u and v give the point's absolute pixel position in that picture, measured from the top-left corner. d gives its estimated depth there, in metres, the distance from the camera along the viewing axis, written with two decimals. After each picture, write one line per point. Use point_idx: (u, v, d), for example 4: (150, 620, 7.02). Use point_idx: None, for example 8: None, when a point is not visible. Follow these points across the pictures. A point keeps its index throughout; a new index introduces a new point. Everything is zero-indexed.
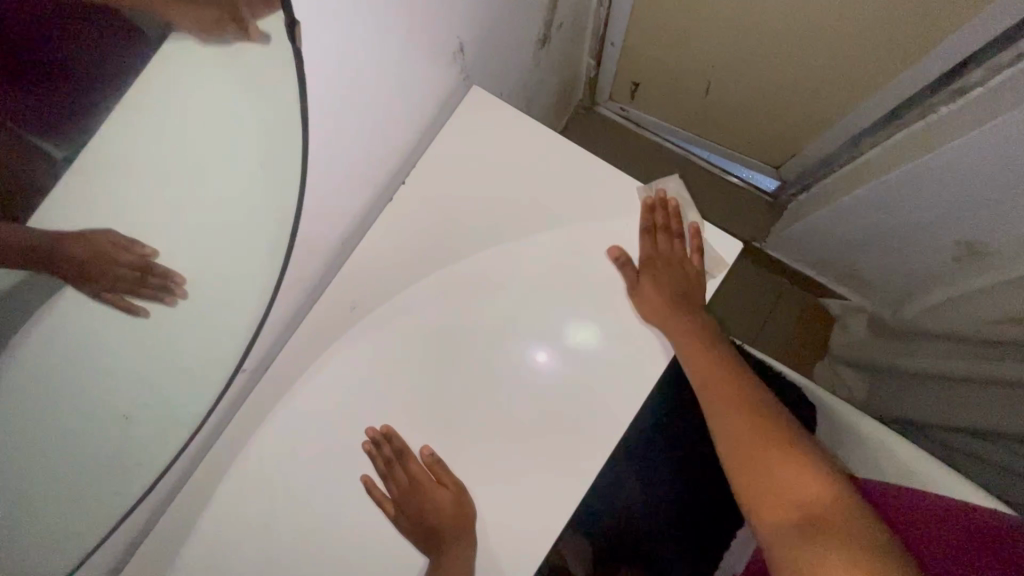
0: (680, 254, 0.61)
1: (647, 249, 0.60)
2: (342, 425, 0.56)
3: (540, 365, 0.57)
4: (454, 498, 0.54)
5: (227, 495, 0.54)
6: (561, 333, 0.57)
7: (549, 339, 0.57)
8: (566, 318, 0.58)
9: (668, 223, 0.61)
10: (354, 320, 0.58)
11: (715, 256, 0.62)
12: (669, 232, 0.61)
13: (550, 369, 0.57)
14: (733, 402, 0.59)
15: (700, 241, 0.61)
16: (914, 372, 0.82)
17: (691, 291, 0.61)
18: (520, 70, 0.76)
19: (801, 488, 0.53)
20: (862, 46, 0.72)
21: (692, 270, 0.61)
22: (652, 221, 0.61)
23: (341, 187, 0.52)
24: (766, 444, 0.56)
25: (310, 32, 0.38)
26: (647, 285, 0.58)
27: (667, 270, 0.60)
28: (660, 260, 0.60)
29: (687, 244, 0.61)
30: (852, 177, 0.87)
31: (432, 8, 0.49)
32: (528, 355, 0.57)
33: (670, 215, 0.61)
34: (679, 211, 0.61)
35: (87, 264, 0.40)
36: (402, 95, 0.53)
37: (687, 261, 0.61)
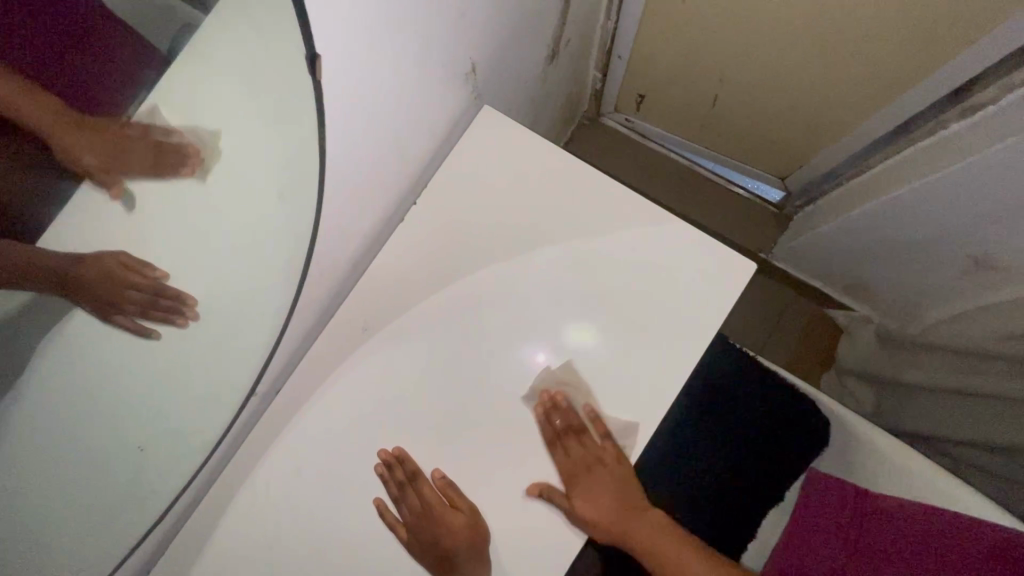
0: (591, 453, 0.56)
1: (563, 468, 0.55)
2: (354, 447, 0.56)
3: (539, 365, 0.57)
4: (468, 521, 0.53)
5: (237, 519, 0.53)
6: (562, 333, 0.58)
7: (546, 338, 0.58)
8: (567, 318, 0.58)
9: (570, 424, 0.56)
10: (365, 340, 0.57)
11: (624, 424, 0.56)
12: (575, 433, 0.56)
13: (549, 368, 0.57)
14: (677, 563, 0.61)
15: (605, 424, 0.56)
16: (918, 385, 0.83)
17: (618, 481, 0.58)
18: (529, 85, 0.76)
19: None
20: (870, 61, 0.72)
21: (611, 457, 0.57)
22: (552, 432, 0.56)
23: (355, 207, 0.52)
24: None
25: (329, 62, 0.38)
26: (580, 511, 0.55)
27: (590, 479, 0.56)
28: (580, 470, 0.56)
29: (593, 437, 0.56)
30: (861, 190, 0.87)
31: (446, 30, 0.50)
32: (527, 355, 0.57)
33: (564, 408, 0.56)
34: (572, 396, 0.57)
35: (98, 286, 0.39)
36: (414, 117, 0.53)
37: (600, 454, 0.57)
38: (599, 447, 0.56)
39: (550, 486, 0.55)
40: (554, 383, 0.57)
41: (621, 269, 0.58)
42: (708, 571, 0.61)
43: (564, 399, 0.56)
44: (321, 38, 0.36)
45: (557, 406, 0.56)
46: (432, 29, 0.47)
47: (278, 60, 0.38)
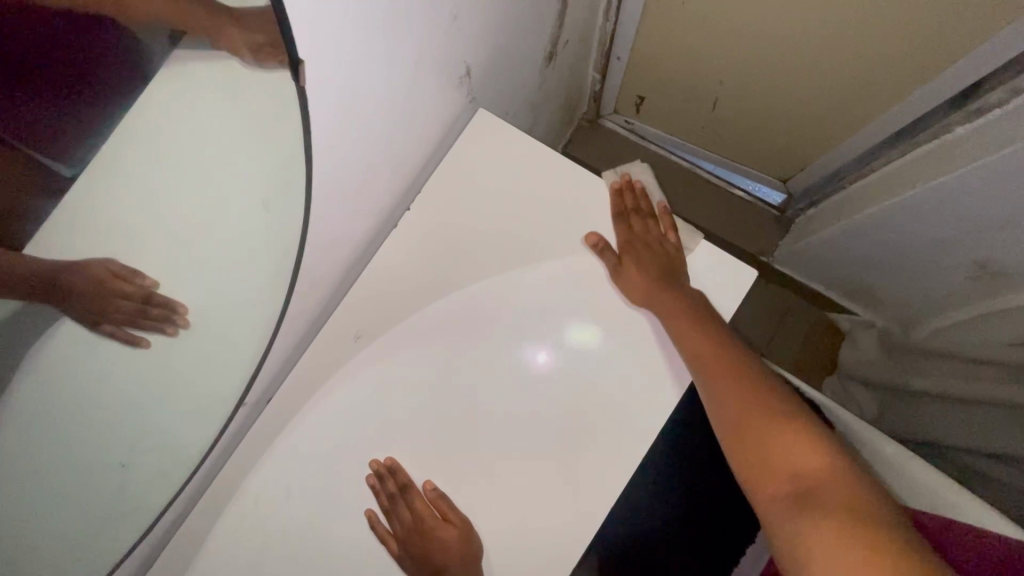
0: (654, 234, 0.60)
1: (622, 233, 0.59)
2: (346, 458, 0.55)
3: (540, 366, 0.56)
4: (461, 534, 0.53)
5: (226, 532, 0.52)
6: (561, 332, 0.57)
7: (548, 337, 0.57)
8: (566, 318, 0.57)
9: (642, 204, 0.62)
10: (358, 349, 0.56)
11: (690, 229, 0.61)
12: (640, 214, 0.61)
13: (551, 368, 0.56)
14: (731, 381, 0.53)
15: (672, 219, 0.61)
16: (922, 392, 0.82)
17: (675, 267, 0.58)
18: (526, 88, 0.75)
19: (797, 463, 0.49)
20: (875, 61, 0.71)
21: (671, 246, 0.60)
22: (624, 205, 0.61)
23: (346, 214, 0.51)
24: (757, 423, 0.51)
25: (314, 70, 0.38)
26: (623, 267, 0.57)
27: (647, 250, 0.59)
28: (636, 240, 0.59)
29: (661, 224, 0.61)
30: (865, 193, 0.85)
31: (439, 34, 0.48)
32: (528, 355, 0.56)
33: (642, 197, 0.63)
34: (647, 197, 0.63)
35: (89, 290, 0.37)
36: (406, 122, 0.52)
37: (662, 240, 0.60)
38: (662, 230, 0.61)
39: (605, 240, 0.58)
40: (640, 178, 0.64)
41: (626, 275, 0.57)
42: (755, 398, 0.53)
43: (638, 188, 0.62)
44: (305, 45, 0.36)
45: (638, 189, 0.62)
46: (424, 34, 0.46)
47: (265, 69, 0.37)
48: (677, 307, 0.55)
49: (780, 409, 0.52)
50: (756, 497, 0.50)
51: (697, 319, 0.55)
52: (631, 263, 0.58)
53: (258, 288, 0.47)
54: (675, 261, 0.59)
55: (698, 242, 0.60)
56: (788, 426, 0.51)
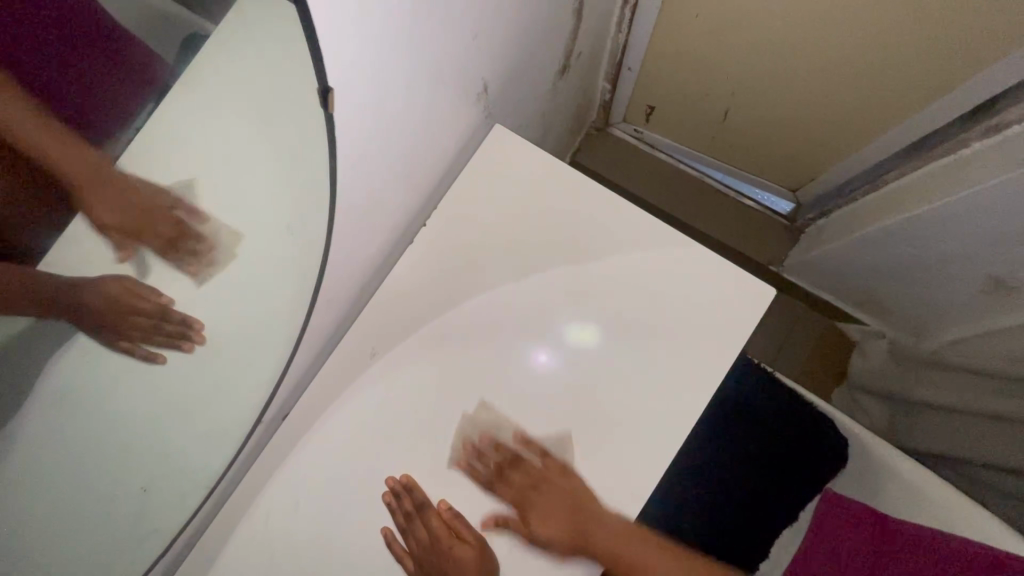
0: (536, 476, 0.55)
1: (510, 497, 0.54)
2: (361, 475, 0.54)
3: (540, 366, 0.56)
4: (479, 554, 0.52)
5: (240, 550, 0.51)
6: (557, 331, 0.57)
7: (546, 337, 0.57)
8: (567, 319, 0.57)
9: (502, 458, 0.55)
10: (373, 366, 0.56)
11: (556, 436, 0.55)
12: (509, 463, 0.55)
13: (551, 369, 0.56)
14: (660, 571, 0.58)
15: (537, 442, 0.55)
16: (931, 404, 0.81)
17: (571, 496, 0.53)
18: (539, 100, 0.74)
19: None
20: (890, 74, 0.71)
21: (554, 474, 0.54)
22: (488, 464, 0.55)
23: (365, 232, 0.51)
24: None
25: (344, 93, 0.37)
26: (537, 535, 0.53)
27: (539, 501, 0.54)
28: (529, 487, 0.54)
29: (531, 457, 0.55)
30: (879, 205, 0.85)
31: (458, 51, 0.48)
32: (528, 355, 0.56)
33: (494, 445, 0.55)
34: (499, 427, 0.56)
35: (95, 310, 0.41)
36: (424, 138, 0.52)
37: (545, 473, 0.54)
38: (540, 466, 0.55)
39: (502, 518, 0.53)
40: (478, 428, 0.55)
41: (629, 276, 0.57)
42: None
43: (487, 433, 0.55)
44: (334, 70, 0.35)
45: (485, 440, 0.55)
46: (445, 51, 0.46)
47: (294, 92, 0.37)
48: (602, 537, 0.53)
49: None
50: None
51: (615, 542, 0.53)
52: (541, 529, 0.53)
53: (276, 308, 0.46)
54: (571, 496, 0.53)
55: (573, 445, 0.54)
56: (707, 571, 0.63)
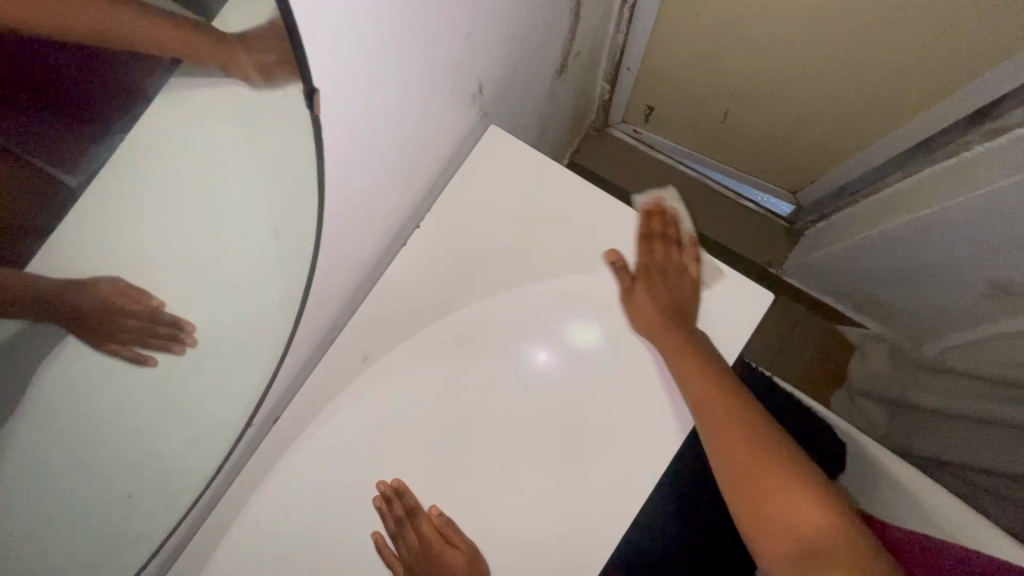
0: (674, 268, 0.58)
1: (645, 257, 0.57)
2: (353, 481, 0.54)
3: (539, 367, 0.55)
4: (469, 561, 0.52)
5: (227, 558, 0.51)
6: (557, 329, 0.56)
7: (544, 335, 0.56)
8: (563, 322, 0.56)
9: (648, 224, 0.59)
10: (365, 369, 0.56)
11: (713, 267, 0.58)
12: (663, 243, 0.59)
13: (549, 371, 0.55)
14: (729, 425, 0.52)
15: (698, 253, 0.59)
16: (932, 409, 0.81)
17: (685, 299, 0.57)
18: (537, 99, 0.73)
19: (798, 523, 0.48)
20: (893, 75, 0.70)
21: (688, 278, 0.57)
22: (649, 227, 0.59)
23: (358, 234, 0.50)
24: (767, 486, 0.50)
25: (330, 95, 0.36)
26: (636, 292, 0.56)
27: (666, 280, 0.57)
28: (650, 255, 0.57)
29: (687, 254, 0.58)
30: (881, 208, 0.84)
31: (452, 51, 0.47)
32: (527, 354, 0.56)
33: (664, 219, 0.60)
34: (677, 222, 0.60)
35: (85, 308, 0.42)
36: (418, 139, 0.51)
37: (683, 271, 0.58)
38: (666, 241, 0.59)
39: (624, 261, 0.57)
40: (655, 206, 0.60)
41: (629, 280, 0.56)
42: (765, 456, 0.51)
43: (671, 216, 0.60)
44: (320, 72, 0.34)
45: (660, 218, 0.60)
46: (438, 51, 0.45)
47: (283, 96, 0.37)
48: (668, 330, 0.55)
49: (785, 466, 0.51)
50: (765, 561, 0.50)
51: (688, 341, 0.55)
52: (648, 291, 0.56)
53: (264, 312, 0.45)
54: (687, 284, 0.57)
55: (716, 283, 0.57)
56: (784, 476, 0.50)
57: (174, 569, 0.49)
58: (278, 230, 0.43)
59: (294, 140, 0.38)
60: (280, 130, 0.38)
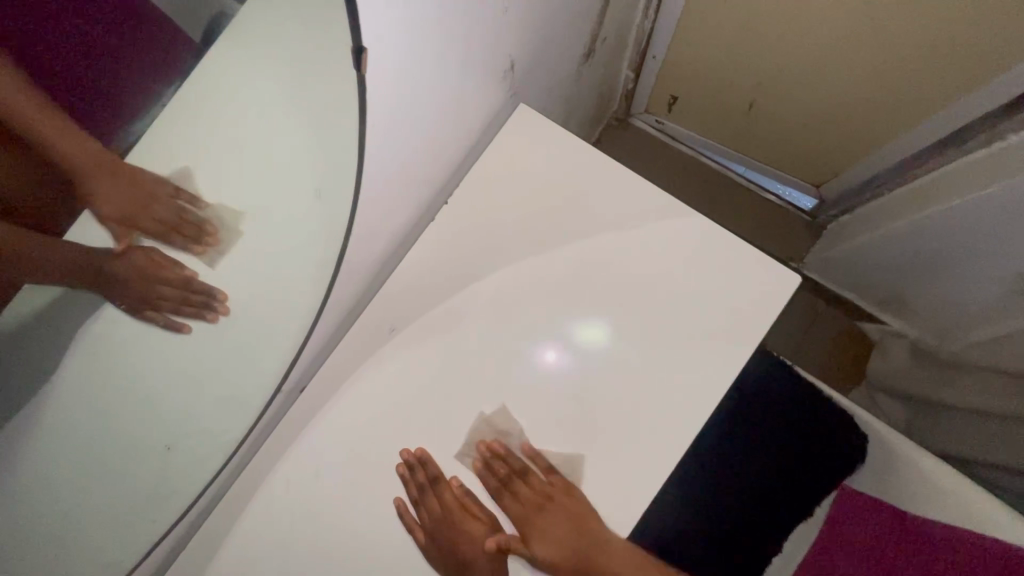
0: (554, 498, 0.54)
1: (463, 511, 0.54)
2: (377, 449, 0.54)
3: (549, 366, 0.56)
4: (489, 529, 0.54)
5: (254, 520, 0.52)
6: (567, 330, 0.56)
7: (553, 336, 0.56)
8: (580, 307, 0.57)
9: (550, 480, 0.54)
10: (391, 341, 0.56)
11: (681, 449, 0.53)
12: (515, 478, 0.55)
13: (561, 367, 0.55)
14: None
15: (547, 463, 0.54)
16: (952, 406, 0.80)
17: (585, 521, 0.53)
18: (563, 84, 0.74)
19: None
20: (923, 62, 0.69)
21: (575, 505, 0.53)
22: (490, 479, 0.55)
23: (388, 207, 0.51)
24: None
25: (376, 57, 0.37)
26: (539, 549, 0.53)
27: (554, 516, 0.53)
28: (542, 512, 0.54)
29: (538, 476, 0.55)
30: (907, 202, 0.83)
31: (488, 25, 0.48)
32: (537, 355, 0.56)
33: (503, 454, 0.55)
34: (508, 445, 0.55)
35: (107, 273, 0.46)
36: (452, 112, 0.51)
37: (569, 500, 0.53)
38: (547, 482, 0.54)
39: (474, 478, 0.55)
40: (492, 429, 0.55)
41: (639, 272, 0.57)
42: None
43: (495, 448, 0.55)
44: (368, 31, 0.35)
45: (494, 454, 0.55)
46: (477, 23, 0.46)
47: (327, 60, 0.38)
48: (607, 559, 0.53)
49: None
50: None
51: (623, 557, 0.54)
52: (539, 543, 0.53)
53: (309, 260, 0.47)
54: (583, 514, 0.53)
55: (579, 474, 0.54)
56: None
57: (202, 530, 0.50)
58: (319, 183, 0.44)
59: (338, 102, 0.39)
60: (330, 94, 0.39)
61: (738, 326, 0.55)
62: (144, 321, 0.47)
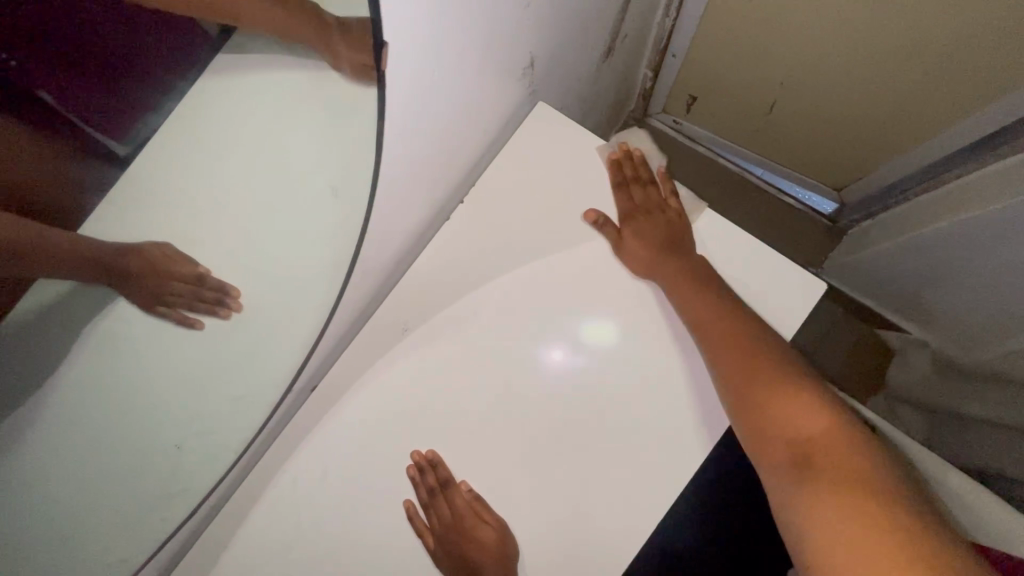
0: (658, 205, 0.58)
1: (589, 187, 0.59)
2: (387, 452, 0.54)
3: (554, 365, 0.55)
4: (498, 538, 0.51)
5: (259, 523, 0.51)
6: (574, 330, 0.55)
7: (560, 335, 0.55)
8: (591, 308, 0.56)
9: (670, 200, 0.59)
10: (403, 341, 0.55)
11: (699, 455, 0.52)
12: (640, 182, 0.59)
13: (569, 366, 0.54)
14: (750, 357, 0.50)
15: (673, 185, 0.60)
16: (977, 418, 0.78)
17: (680, 231, 0.57)
18: (582, 82, 0.73)
19: (798, 427, 0.48)
20: (953, 63, 0.68)
21: (674, 213, 0.58)
22: (624, 173, 0.59)
23: (404, 208, 0.50)
24: (766, 386, 0.49)
25: (398, 55, 0.36)
26: (626, 237, 0.56)
27: (651, 217, 0.57)
28: (644, 213, 0.58)
29: (662, 190, 0.59)
30: (936, 208, 0.81)
31: (510, 20, 0.47)
32: (543, 353, 0.55)
33: (639, 163, 0.60)
34: (647, 162, 0.61)
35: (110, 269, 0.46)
36: (472, 108, 0.51)
37: (670, 209, 0.58)
38: (666, 198, 0.59)
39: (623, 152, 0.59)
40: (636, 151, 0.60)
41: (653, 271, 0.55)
42: (778, 373, 0.50)
43: (638, 156, 0.60)
44: (390, 28, 0.34)
45: (635, 159, 0.60)
46: (500, 19, 0.45)
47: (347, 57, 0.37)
48: (682, 266, 0.54)
49: (791, 383, 0.50)
50: (798, 525, 0.45)
51: (694, 277, 0.54)
52: (632, 235, 0.56)
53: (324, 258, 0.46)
54: (680, 229, 0.57)
55: (698, 209, 0.58)
56: (788, 386, 0.50)
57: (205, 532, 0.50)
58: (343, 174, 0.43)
59: (356, 102, 0.39)
60: (350, 93, 0.38)
61: None
62: (161, 318, 0.47)
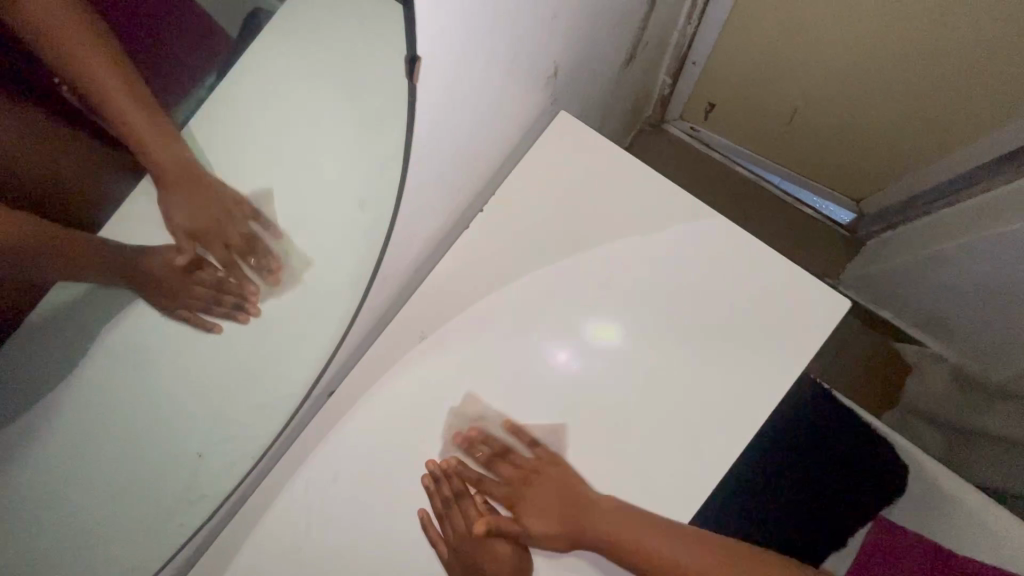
0: (527, 472, 0.53)
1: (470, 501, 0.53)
2: (400, 463, 0.52)
3: (562, 365, 0.54)
4: (515, 551, 0.51)
5: (265, 534, 0.49)
6: (581, 330, 0.55)
7: (566, 334, 0.55)
8: (593, 312, 0.55)
9: (535, 455, 0.53)
10: (419, 349, 0.54)
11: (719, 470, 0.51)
12: (500, 458, 0.53)
13: (574, 368, 0.54)
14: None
15: (528, 433, 0.53)
16: (995, 437, 0.76)
17: (569, 494, 0.51)
18: (601, 91, 0.72)
19: None
20: (982, 73, 0.66)
21: (545, 468, 0.52)
22: (477, 461, 0.53)
23: (424, 216, 0.50)
24: None
25: (429, 60, 0.35)
26: (531, 531, 0.52)
27: (532, 493, 0.52)
28: (529, 486, 0.53)
29: (519, 450, 0.53)
30: (959, 221, 0.79)
31: (537, 27, 0.46)
32: (551, 353, 0.54)
33: (483, 436, 0.53)
34: (485, 419, 0.53)
35: (144, 270, 0.56)
36: (496, 113, 0.50)
37: (541, 469, 0.52)
38: (531, 458, 0.53)
39: (460, 441, 0.53)
40: (467, 413, 0.53)
41: (663, 275, 0.55)
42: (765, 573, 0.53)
43: (477, 430, 0.53)
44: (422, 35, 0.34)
45: (476, 435, 0.53)
46: (528, 26, 0.44)
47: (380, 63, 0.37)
48: (601, 526, 0.50)
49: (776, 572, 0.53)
50: None
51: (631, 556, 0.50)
52: (531, 524, 0.52)
53: (354, 267, 0.48)
54: (568, 487, 0.52)
55: (563, 440, 0.53)
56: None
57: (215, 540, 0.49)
58: (383, 164, 0.44)
59: None
60: None
61: (783, 347, 0.53)
62: (177, 321, 0.55)
